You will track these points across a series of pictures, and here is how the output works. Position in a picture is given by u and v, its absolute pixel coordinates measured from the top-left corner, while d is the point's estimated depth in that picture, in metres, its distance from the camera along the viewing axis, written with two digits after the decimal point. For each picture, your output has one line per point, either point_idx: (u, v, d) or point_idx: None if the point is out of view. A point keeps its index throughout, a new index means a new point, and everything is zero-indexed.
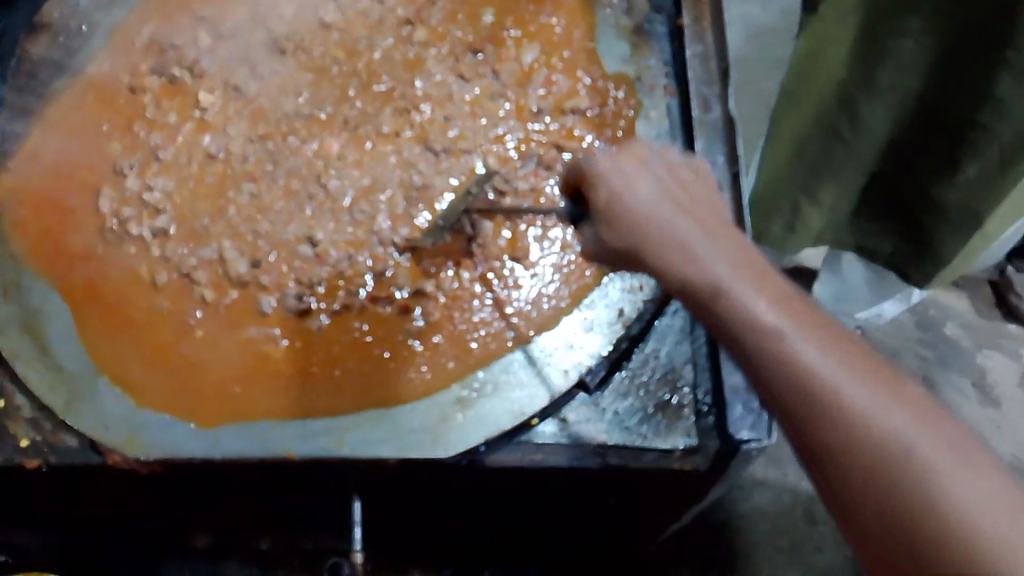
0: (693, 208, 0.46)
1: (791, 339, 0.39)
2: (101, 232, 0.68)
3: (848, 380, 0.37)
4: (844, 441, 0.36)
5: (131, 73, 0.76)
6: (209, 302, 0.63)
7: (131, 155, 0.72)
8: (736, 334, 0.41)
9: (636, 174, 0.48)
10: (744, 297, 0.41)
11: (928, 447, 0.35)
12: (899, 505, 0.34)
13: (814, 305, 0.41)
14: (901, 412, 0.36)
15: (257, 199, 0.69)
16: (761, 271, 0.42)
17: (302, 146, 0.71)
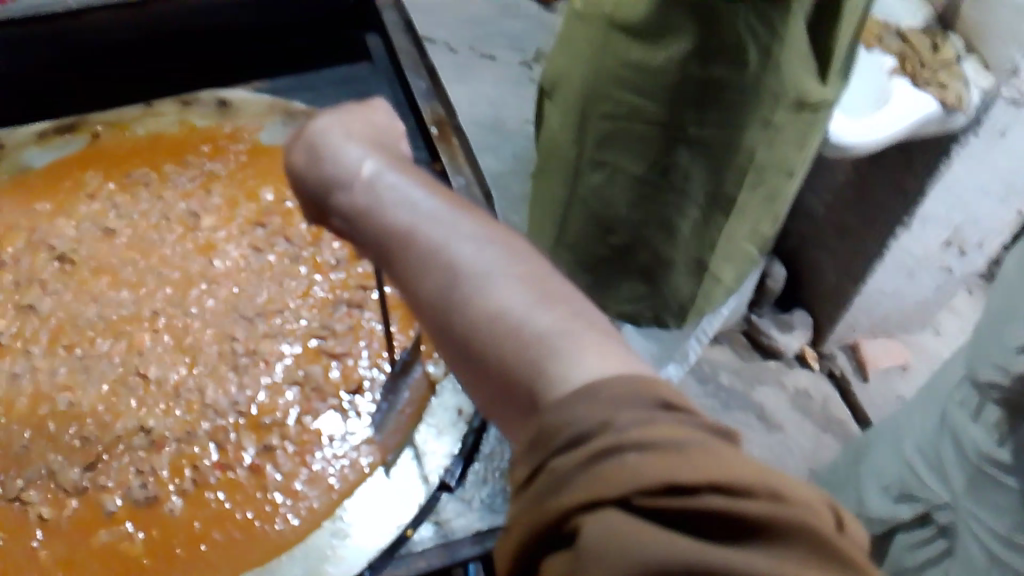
0: (389, 149, 0.54)
1: (491, 276, 0.42)
2: (121, 421, 0.69)
3: (461, 232, 0.44)
4: (445, 277, 0.43)
5: (133, 250, 0.79)
6: (239, 478, 0.67)
7: (143, 336, 0.74)
8: (428, 276, 0.44)
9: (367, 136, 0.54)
10: (437, 239, 0.45)
11: (508, 286, 0.41)
12: (495, 324, 0.40)
13: (514, 241, 0.45)
14: (495, 259, 0.43)
15: (280, 364, 0.73)
16: (479, 223, 0.46)
17: (314, 308, 0.77)
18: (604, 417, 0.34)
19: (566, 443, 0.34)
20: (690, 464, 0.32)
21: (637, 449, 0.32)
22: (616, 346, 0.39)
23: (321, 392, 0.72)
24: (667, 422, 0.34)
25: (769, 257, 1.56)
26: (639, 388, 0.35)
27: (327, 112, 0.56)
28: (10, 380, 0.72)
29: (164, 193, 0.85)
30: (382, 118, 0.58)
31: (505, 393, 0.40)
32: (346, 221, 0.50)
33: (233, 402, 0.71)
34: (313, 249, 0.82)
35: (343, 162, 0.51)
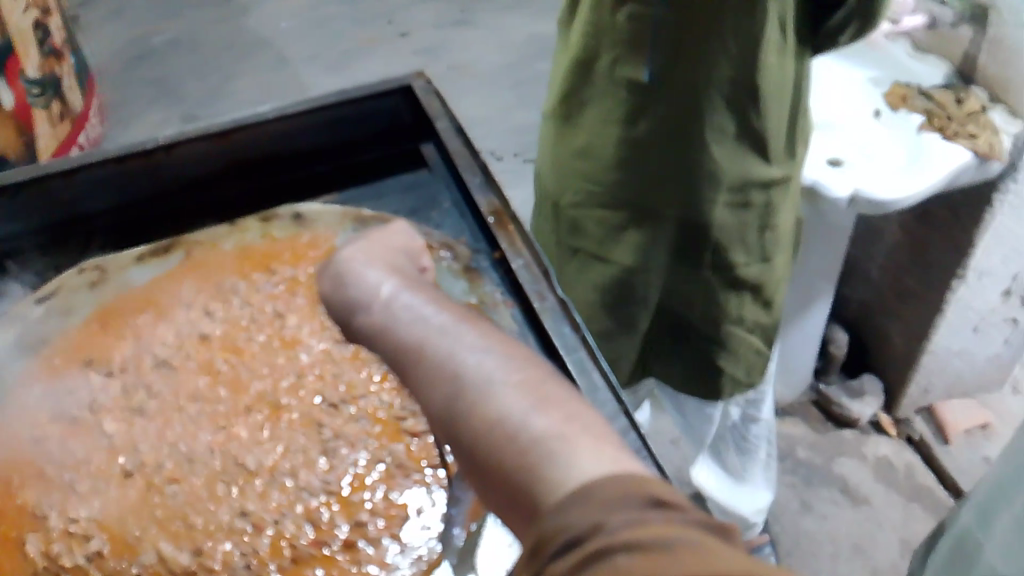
0: (404, 270, 0.62)
1: (492, 389, 0.48)
2: (226, 514, 0.74)
3: (465, 346, 0.51)
4: (453, 387, 0.50)
5: (231, 361, 0.88)
6: (329, 560, 0.71)
7: (242, 436, 0.80)
8: (441, 391, 0.50)
9: (372, 250, 0.64)
10: (448, 356, 0.51)
11: (507, 394, 0.48)
12: (499, 430, 0.47)
13: (507, 341, 0.52)
14: (500, 368, 0.50)
15: (360, 445, 0.78)
16: (476, 332, 0.53)
17: (387, 389, 0.83)
18: (596, 519, 0.40)
19: (561, 548, 0.40)
20: (675, 563, 0.36)
21: (628, 552, 0.37)
22: (606, 443, 0.45)
23: (405, 469, 0.76)
24: (657, 522, 0.39)
25: (831, 325, 1.56)
26: (630, 489, 0.41)
27: (355, 240, 0.65)
28: (123, 476, 0.78)
29: (252, 297, 0.95)
30: (404, 239, 0.66)
31: (510, 493, 0.46)
32: (367, 336, 0.57)
33: (324, 481, 0.76)
34: None
35: (369, 287, 0.59)
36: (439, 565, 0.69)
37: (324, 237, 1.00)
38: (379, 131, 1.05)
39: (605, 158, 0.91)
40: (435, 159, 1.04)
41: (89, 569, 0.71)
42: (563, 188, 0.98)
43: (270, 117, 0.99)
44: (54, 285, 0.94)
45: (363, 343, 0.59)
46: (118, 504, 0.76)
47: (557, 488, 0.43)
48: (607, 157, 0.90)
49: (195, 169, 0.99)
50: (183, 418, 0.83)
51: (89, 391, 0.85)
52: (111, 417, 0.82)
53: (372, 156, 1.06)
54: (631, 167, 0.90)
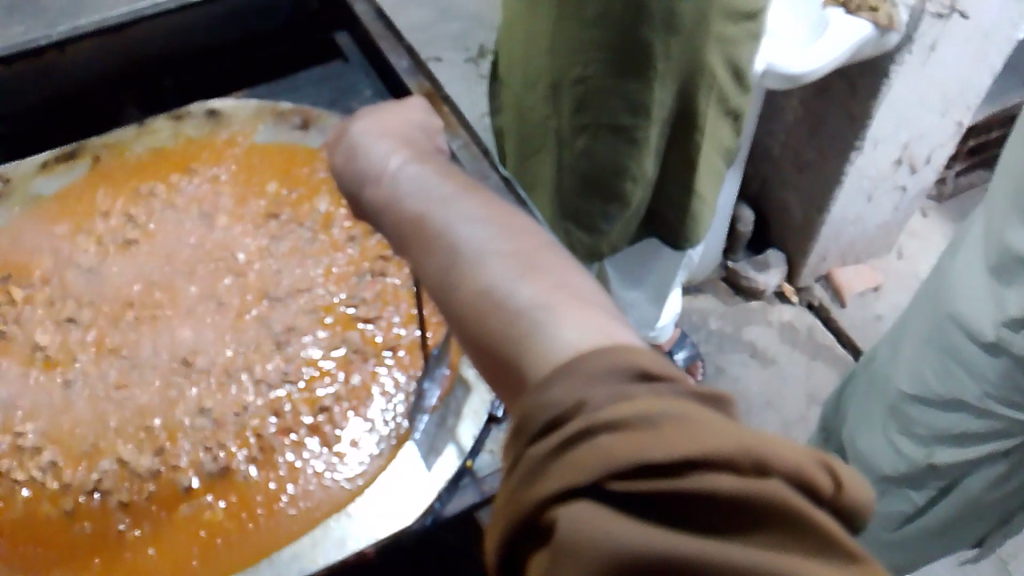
0: (418, 145, 0.57)
1: (478, 258, 0.42)
2: (183, 413, 0.73)
3: (461, 216, 0.45)
4: (446, 259, 0.43)
5: (163, 265, 0.85)
6: (295, 444, 0.72)
7: (186, 338, 0.78)
8: (430, 258, 0.45)
9: (382, 121, 0.58)
10: (438, 225, 0.46)
11: (500, 264, 0.41)
12: (483, 300, 0.40)
13: (507, 211, 0.45)
14: (493, 241, 0.43)
15: (311, 335, 0.78)
16: (470, 204, 0.47)
17: (331, 281, 0.83)
18: (578, 396, 0.32)
19: (540, 429, 0.32)
20: (660, 439, 0.30)
21: (609, 429, 0.30)
22: (598, 312, 0.38)
23: (363, 354, 0.77)
24: (644, 396, 0.32)
25: (738, 204, 1.62)
26: (617, 362, 0.33)
27: (363, 115, 0.59)
28: (65, 388, 0.75)
29: (175, 200, 0.90)
30: (407, 115, 0.61)
31: (498, 371, 0.40)
32: (372, 214, 0.53)
33: (283, 371, 0.76)
34: (329, 229, 0.87)
35: (374, 161, 0.54)
36: (410, 440, 0.71)
37: (242, 134, 0.94)
38: (281, 25, 0.94)
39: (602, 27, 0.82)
40: (352, 49, 0.94)
41: (45, 483, 0.69)
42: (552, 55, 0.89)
43: (169, 7, 0.86)
44: None
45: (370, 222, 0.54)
46: (64, 416, 0.73)
47: (542, 362, 0.36)
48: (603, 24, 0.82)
49: (89, 70, 0.87)
50: (119, 325, 0.80)
51: (13, 308, 0.81)
52: (41, 331, 0.79)
53: (268, 52, 0.96)
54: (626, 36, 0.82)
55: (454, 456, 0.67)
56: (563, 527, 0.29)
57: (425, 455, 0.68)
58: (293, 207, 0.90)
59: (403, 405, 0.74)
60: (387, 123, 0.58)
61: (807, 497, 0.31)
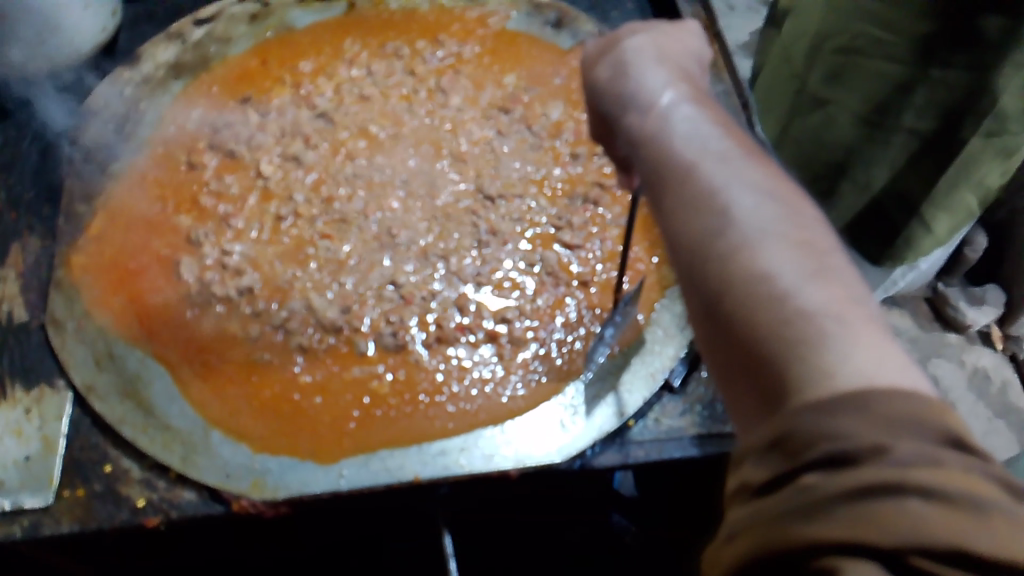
0: (695, 83, 0.52)
1: (761, 240, 0.38)
2: (375, 280, 0.74)
3: (741, 183, 0.41)
4: (715, 225, 0.40)
5: (389, 130, 0.85)
6: (470, 344, 0.71)
7: (394, 208, 0.79)
8: (699, 215, 0.41)
9: (668, 46, 0.54)
10: (715, 184, 0.41)
11: (788, 253, 0.37)
12: (758, 284, 0.36)
13: (794, 196, 0.41)
14: (778, 223, 0.39)
15: (510, 241, 0.77)
16: (755, 173, 0.42)
17: (542, 195, 0.81)
18: (879, 439, 0.29)
19: (822, 459, 0.29)
20: (988, 530, 0.26)
21: (923, 495, 0.27)
22: (893, 343, 0.34)
23: (556, 279, 0.75)
24: (961, 468, 0.28)
25: None
26: (931, 422, 0.30)
27: (640, 30, 0.55)
28: (276, 220, 0.78)
29: (417, 68, 0.89)
30: (692, 48, 0.56)
31: (744, 368, 0.36)
32: (631, 145, 0.49)
33: (477, 269, 0.75)
34: (554, 141, 0.84)
35: (648, 90, 0.50)
36: (574, 378, 0.69)
37: (494, 18, 0.93)
38: None
39: None
40: None
41: (240, 304, 0.72)
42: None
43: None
44: (215, 11, 0.91)
45: (623, 149, 0.50)
46: (270, 246, 0.76)
47: (818, 377, 0.32)
48: None
49: None
50: (337, 176, 0.81)
51: (247, 129, 0.84)
52: (268, 160, 0.82)
53: None
54: None
55: (616, 410, 0.65)
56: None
57: (585, 401, 0.67)
58: (525, 106, 0.87)
59: (579, 342, 0.71)
60: (668, 50, 0.54)
61: None
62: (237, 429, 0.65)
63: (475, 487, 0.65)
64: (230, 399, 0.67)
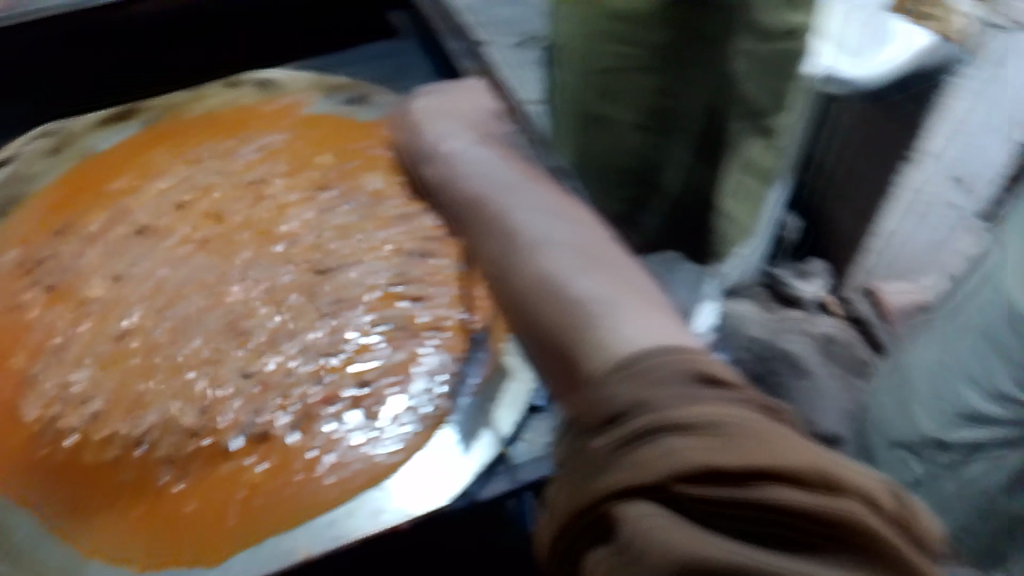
0: (485, 127, 0.55)
1: (535, 245, 0.40)
2: (228, 375, 0.74)
3: (524, 205, 0.44)
4: (500, 242, 0.42)
5: (215, 228, 0.86)
6: (336, 412, 0.72)
7: (234, 301, 0.79)
8: (488, 238, 0.43)
9: (457, 103, 0.58)
10: (497, 208, 0.44)
11: (559, 252, 0.39)
12: (535, 285, 0.38)
13: (570, 206, 0.44)
14: (555, 230, 0.41)
15: (356, 307, 0.79)
16: (532, 193, 0.45)
17: (377, 257, 0.83)
18: (640, 393, 0.31)
19: (598, 422, 0.31)
20: (732, 449, 0.28)
21: (680, 431, 0.29)
22: (657, 312, 0.36)
23: (409, 331, 0.77)
24: (713, 401, 0.30)
25: None
26: (684, 367, 0.31)
27: (429, 96, 0.59)
28: (114, 340, 0.77)
29: (230, 165, 0.91)
30: (481, 97, 0.60)
31: (545, 368, 0.38)
32: (431, 192, 0.52)
33: (329, 341, 0.77)
34: (380, 206, 0.87)
35: (439, 140, 0.53)
36: (447, 422, 0.71)
37: (298, 105, 0.97)
38: None
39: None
40: None
41: (92, 430, 0.71)
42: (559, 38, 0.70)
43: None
44: (11, 152, 0.92)
45: (429, 199, 0.53)
46: (114, 365, 0.75)
47: (597, 355, 0.34)
48: None
49: None
50: (171, 283, 0.81)
51: (67, 258, 0.83)
52: (95, 283, 0.81)
53: None
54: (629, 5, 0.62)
55: (493, 441, 0.68)
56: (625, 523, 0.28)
57: (462, 438, 0.69)
58: (346, 179, 0.90)
59: (444, 385, 0.73)
60: (456, 105, 0.58)
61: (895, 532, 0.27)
62: (112, 553, 0.63)
63: (369, 553, 0.66)
64: (98, 525, 0.65)
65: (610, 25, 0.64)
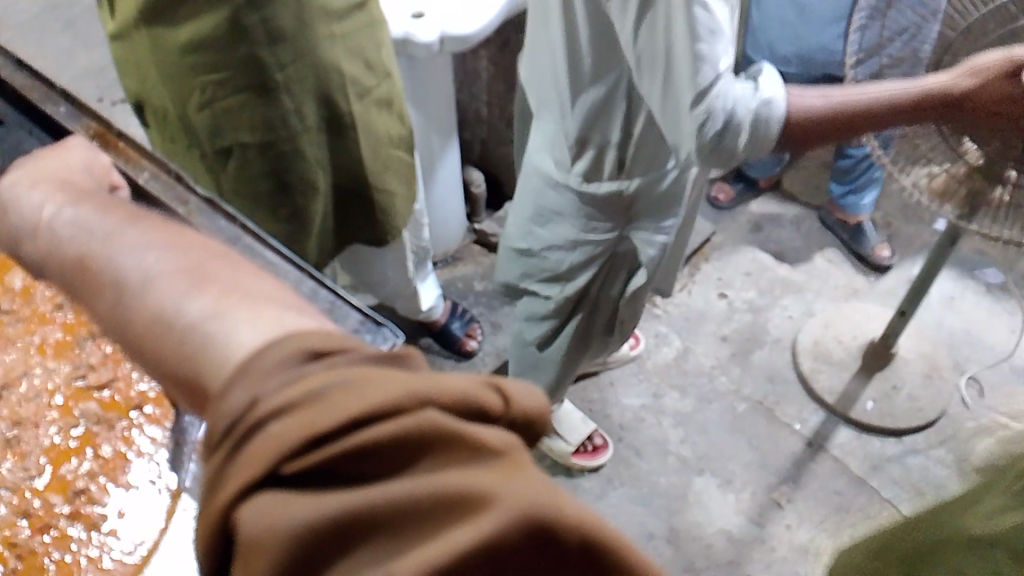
0: (78, 186, 0.52)
1: (142, 286, 0.39)
2: None
3: (124, 247, 0.42)
4: (110, 293, 0.40)
5: None
6: (56, 538, 0.65)
7: None
8: (98, 295, 0.41)
9: (39, 168, 0.54)
10: (101, 261, 0.42)
11: (166, 283, 0.39)
12: (150, 326, 0.38)
13: (178, 236, 0.44)
14: (159, 264, 0.40)
15: (41, 419, 0.71)
16: (135, 234, 0.44)
17: (46, 358, 0.75)
18: (251, 392, 0.30)
19: (215, 438, 0.30)
20: (328, 408, 0.29)
21: (278, 415, 0.29)
22: (271, 307, 0.37)
23: (106, 422, 0.71)
24: (318, 372, 0.31)
25: (467, 168, 1.69)
26: (290, 349, 0.32)
27: (13, 169, 0.54)
28: None
29: None
30: (78, 155, 0.58)
31: (185, 398, 0.37)
32: (36, 267, 0.48)
33: (23, 469, 0.69)
34: (33, 304, 0.78)
35: (30, 212, 0.49)
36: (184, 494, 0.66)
37: None
38: None
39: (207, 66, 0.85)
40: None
41: None
42: (176, 67, 0.85)
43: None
44: None
45: (35, 273, 0.49)
46: None
47: (218, 366, 0.35)
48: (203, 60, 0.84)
49: None
50: None
51: None
52: None
53: None
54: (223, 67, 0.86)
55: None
56: (246, 525, 0.27)
57: None
58: None
59: (168, 455, 0.69)
60: (42, 172, 0.53)
61: (484, 422, 0.31)
62: None
63: None
64: None
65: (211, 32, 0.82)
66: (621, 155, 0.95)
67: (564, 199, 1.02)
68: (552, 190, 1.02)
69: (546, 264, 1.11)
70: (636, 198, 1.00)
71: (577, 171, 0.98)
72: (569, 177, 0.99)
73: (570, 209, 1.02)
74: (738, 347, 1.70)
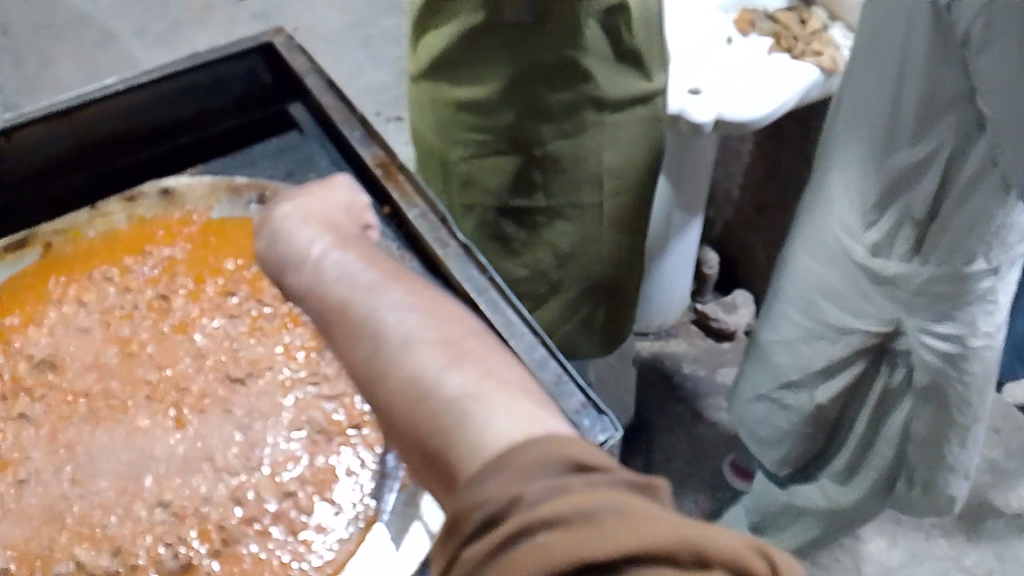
0: (342, 227, 0.63)
1: (407, 348, 0.49)
2: (144, 512, 0.71)
3: (387, 304, 0.52)
4: (373, 344, 0.50)
5: (117, 348, 0.82)
6: (258, 533, 0.70)
7: (144, 428, 0.76)
8: (365, 341, 0.51)
9: (314, 201, 0.66)
10: (373, 312, 0.52)
11: (429, 349, 0.48)
12: (410, 387, 0.47)
13: (431, 303, 0.52)
14: (416, 327, 0.50)
15: (271, 413, 0.76)
16: (399, 294, 0.53)
17: (288, 358, 0.80)
18: (513, 491, 0.38)
19: (479, 526, 0.38)
20: (599, 537, 0.35)
21: (546, 528, 0.36)
22: (523, 399, 0.44)
23: (325, 434, 0.74)
24: (579, 489, 0.38)
25: (703, 246, 1.64)
26: (550, 455, 0.39)
27: (288, 201, 0.65)
28: (18, 488, 0.73)
29: (130, 283, 0.86)
30: (336, 195, 0.67)
31: (431, 465, 0.45)
32: (298, 295, 0.60)
33: (246, 456, 0.74)
34: (290, 305, 0.84)
35: (301, 246, 0.61)
36: (378, 523, 0.68)
37: (197, 213, 0.90)
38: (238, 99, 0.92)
39: (474, 117, 0.91)
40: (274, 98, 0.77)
41: None
42: (451, 113, 0.92)
43: (118, 89, 0.85)
44: None
45: (294, 302, 0.61)
46: (19, 519, 0.72)
47: (475, 448, 0.42)
48: (471, 112, 0.90)
49: (42, 155, 0.85)
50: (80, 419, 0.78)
51: None
52: None
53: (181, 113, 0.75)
54: (489, 120, 0.90)
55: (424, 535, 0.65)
56: None
57: (394, 538, 0.66)
58: (249, 283, 0.86)
59: (371, 483, 0.71)
60: (313, 206, 0.64)
61: None
62: None
63: None
64: None
65: (481, 86, 0.88)
66: (919, 233, 0.86)
67: (842, 279, 0.95)
68: (831, 258, 0.95)
69: (791, 369, 1.11)
70: (925, 291, 0.89)
71: (868, 240, 0.90)
72: (856, 248, 0.91)
73: (846, 282, 0.95)
74: (966, 509, 1.50)
